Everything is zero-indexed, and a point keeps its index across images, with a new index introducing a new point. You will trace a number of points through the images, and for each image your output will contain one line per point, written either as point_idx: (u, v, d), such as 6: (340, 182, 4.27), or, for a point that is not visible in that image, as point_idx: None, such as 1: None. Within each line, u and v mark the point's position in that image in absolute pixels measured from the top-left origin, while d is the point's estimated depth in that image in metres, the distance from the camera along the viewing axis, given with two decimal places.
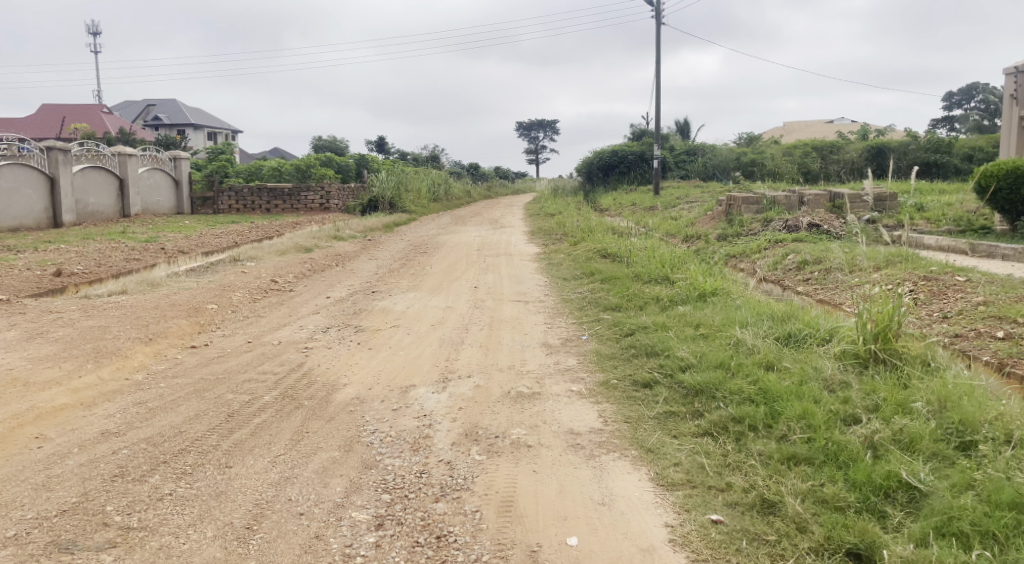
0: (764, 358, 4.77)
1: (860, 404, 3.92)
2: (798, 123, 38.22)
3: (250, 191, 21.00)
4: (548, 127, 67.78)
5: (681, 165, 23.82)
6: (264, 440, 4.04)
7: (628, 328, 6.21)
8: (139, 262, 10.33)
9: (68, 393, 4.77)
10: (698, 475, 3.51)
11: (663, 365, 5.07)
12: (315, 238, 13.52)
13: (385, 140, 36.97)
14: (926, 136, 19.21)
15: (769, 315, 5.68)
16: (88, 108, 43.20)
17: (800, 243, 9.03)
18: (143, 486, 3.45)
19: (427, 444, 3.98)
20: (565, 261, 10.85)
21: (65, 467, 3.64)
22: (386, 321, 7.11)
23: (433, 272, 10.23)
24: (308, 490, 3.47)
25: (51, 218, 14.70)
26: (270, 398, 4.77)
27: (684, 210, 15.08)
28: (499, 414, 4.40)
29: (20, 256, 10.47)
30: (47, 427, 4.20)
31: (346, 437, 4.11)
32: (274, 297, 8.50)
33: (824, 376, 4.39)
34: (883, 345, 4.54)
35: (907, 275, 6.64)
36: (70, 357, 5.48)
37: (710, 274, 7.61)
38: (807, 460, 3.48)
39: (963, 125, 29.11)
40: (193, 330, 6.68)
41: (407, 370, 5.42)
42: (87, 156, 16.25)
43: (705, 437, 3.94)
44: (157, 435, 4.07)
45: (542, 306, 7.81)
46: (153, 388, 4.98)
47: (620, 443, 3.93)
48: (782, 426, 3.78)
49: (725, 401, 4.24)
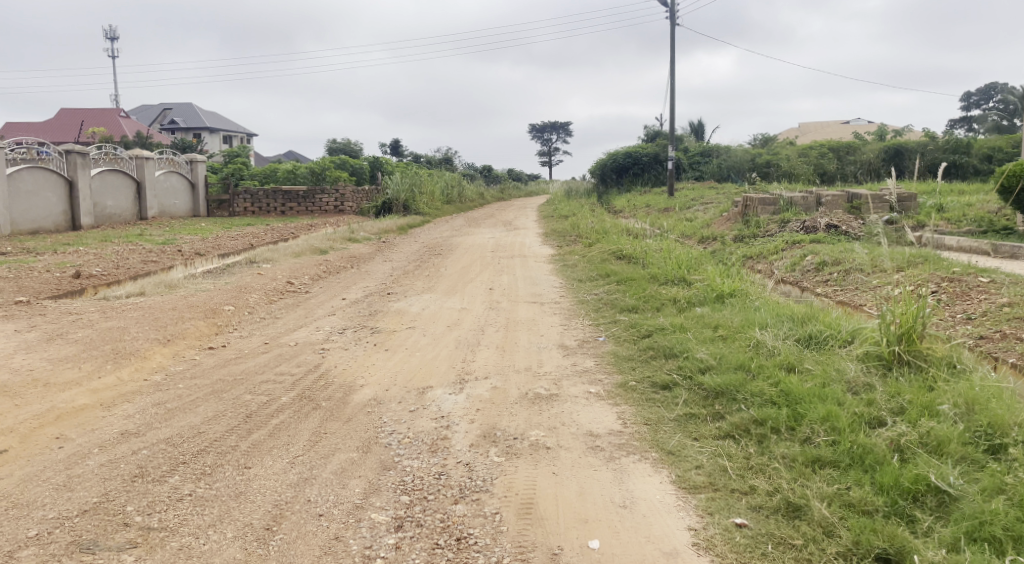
0: (785, 360, 4.72)
1: (886, 406, 3.86)
2: (813, 124, 37.96)
3: (265, 193, 21.10)
4: (561, 129, 67.71)
5: (695, 166, 23.75)
6: (283, 441, 4.03)
7: (646, 330, 6.17)
8: (156, 264, 10.41)
9: (88, 394, 4.80)
10: (720, 477, 3.47)
11: (682, 367, 5.02)
12: (330, 241, 13.58)
13: (399, 143, 37.09)
14: (945, 136, 18.99)
15: (789, 316, 5.62)
16: (106, 111, 43.69)
17: (819, 244, 8.95)
18: (163, 486, 3.45)
19: (446, 445, 3.96)
20: (580, 262, 10.83)
21: (86, 467, 3.65)
22: (402, 322, 7.11)
23: (448, 274, 10.22)
24: (326, 491, 3.45)
25: (70, 221, 14.85)
26: (288, 399, 4.77)
27: (699, 211, 15.01)
28: (517, 416, 4.38)
29: (40, 259, 10.59)
30: (68, 427, 4.22)
31: (364, 438, 4.10)
32: (290, 298, 8.52)
33: (847, 378, 4.32)
34: (907, 347, 4.47)
35: (930, 276, 6.55)
36: (89, 357, 5.52)
37: (728, 275, 7.54)
38: (832, 463, 3.42)
39: (982, 126, 28.77)
40: (210, 331, 6.71)
41: (424, 371, 5.41)
42: (105, 159, 16.40)
43: (726, 439, 3.88)
44: (176, 435, 4.08)
45: (558, 307, 7.78)
46: (172, 388, 5.00)
47: (640, 445, 3.89)
48: (806, 428, 3.72)
49: (747, 403, 4.19)
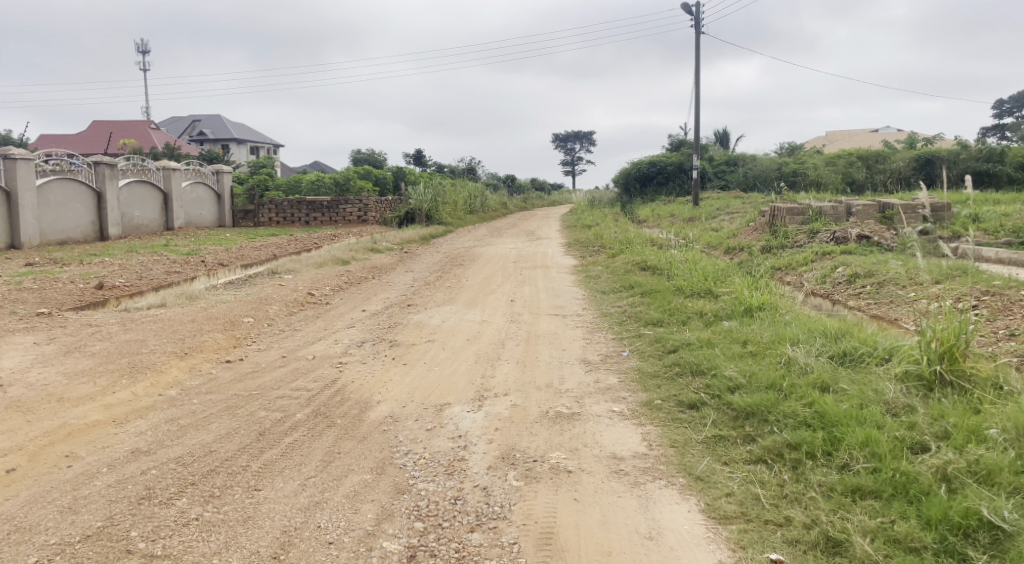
0: (818, 379, 4.48)
1: (929, 430, 3.64)
2: (841, 133, 37.27)
3: (290, 203, 21.19)
4: (586, 139, 67.54)
5: (720, 175, 23.55)
6: (295, 461, 3.91)
7: (671, 344, 5.96)
8: (179, 275, 10.41)
9: (100, 409, 4.73)
10: (753, 507, 3.26)
11: (710, 386, 4.80)
12: (353, 251, 13.54)
13: (423, 153, 37.20)
14: (978, 145, 18.47)
15: (822, 332, 5.38)
16: (137, 124, 44.47)
17: (850, 256, 8.67)
18: (170, 510, 3.34)
19: (463, 468, 3.80)
20: (604, 273, 10.63)
21: (93, 488, 3.56)
22: (421, 335, 6.97)
23: (469, 285, 10.09)
24: (337, 517, 3.32)
25: (97, 231, 14.99)
26: (302, 416, 4.65)
27: (726, 221, 14.72)
28: (538, 436, 4.20)
29: (65, 269, 10.66)
30: (78, 445, 4.14)
31: (379, 458, 3.95)
32: (311, 310, 8.45)
33: (886, 399, 4.09)
34: (950, 366, 4.23)
35: (970, 289, 6.26)
36: (105, 372, 5.46)
37: (757, 287, 7.30)
38: (873, 493, 3.20)
39: (1015, 134, 27.98)
40: (228, 343, 6.64)
41: (443, 386, 5.26)
42: (133, 170, 16.58)
43: (758, 464, 3.68)
44: (187, 455, 3.97)
45: (581, 320, 7.58)
46: (186, 404, 4.91)
47: (667, 470, 3.69)
48: (844, 454, 3.50)
49: (779, 425, 3.97)
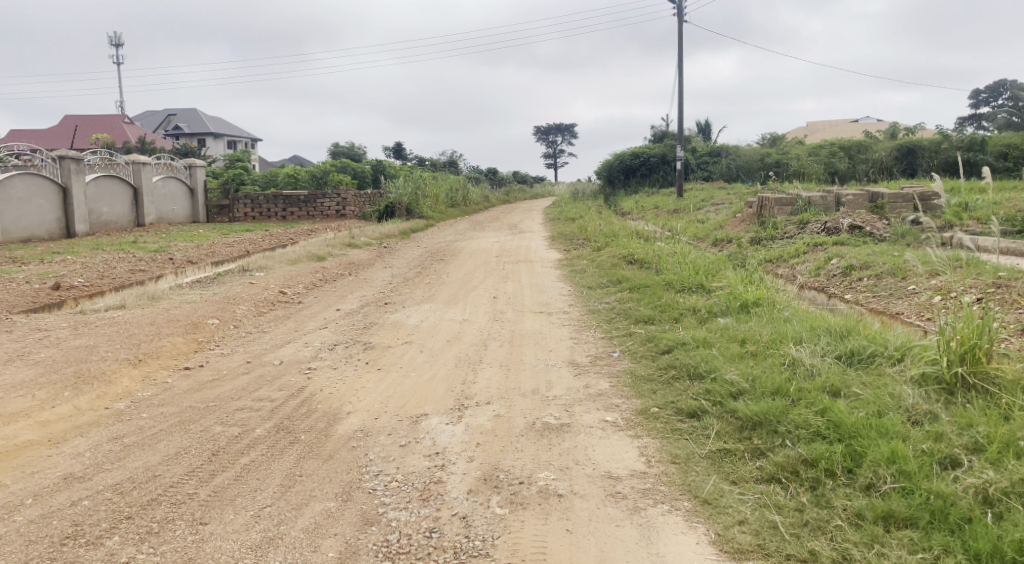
0: (828, 383, 4.08)
1: (959, 442, 3.25)
2: (821, 124, 37.08)
3: (266, 198, 20.64)
4: (566, 132, 67.19)
5: (703, 167, 23.33)
6: (250, 486, 3.45)
7: (665, 344, 5.57)
8: (144, 273, 9.86)
9: (35, 427, 4.24)
10: (771, 538, 2.87)
11: (711, 392, 4.40)
12: (329, 247, 13.01)
13: (402, 147, 36.57)
14: (958, 134, 18.23)
15: (826, 330, 4.98)
16: (109, 118, 43.33)
17: (843, 247, 8.32)
18: (97, 552, 2.90)
19: (439, 493, 3.36)
20: (589, 267, 10.24)
21: (12, 525, 3.10)
22: (398, 337, 6.50)
23: (449, 281, 9.64)
24: (292, 558, 2.89)
25: (63, 228, 14.30)
26: (262, 431, 4.18)
27: (712, 212, 14.43)
28: (523, 453, 3.77)
29: (23, 269, 10.05)
30: (5, 471, 3.66)
31: (345, 482, 3.51)
32: (281, 310, 7.94)
33: (906, 405, 3.70)
34: (974, 369, 3.84)
35: (975, 281, 5.89)
36: (47, 383, 4.95)
37: (751, 281, 6.92)
38: (908, 521, 2.83)
39: (992, 124, 27.76)
40: (188, 348, 6.14)
41: (420, 396, 4.80)
42: (101, 164, 15.89)
43: (771, 483, 3.28)
44: (127, 481, 3.50)
45: (567, 318, 7.18)
46: (135, 419, 4.43)
47: (669, 492, 3.29)
48: (868, 472, 3.12)
49: (792, 438, 3.56)
